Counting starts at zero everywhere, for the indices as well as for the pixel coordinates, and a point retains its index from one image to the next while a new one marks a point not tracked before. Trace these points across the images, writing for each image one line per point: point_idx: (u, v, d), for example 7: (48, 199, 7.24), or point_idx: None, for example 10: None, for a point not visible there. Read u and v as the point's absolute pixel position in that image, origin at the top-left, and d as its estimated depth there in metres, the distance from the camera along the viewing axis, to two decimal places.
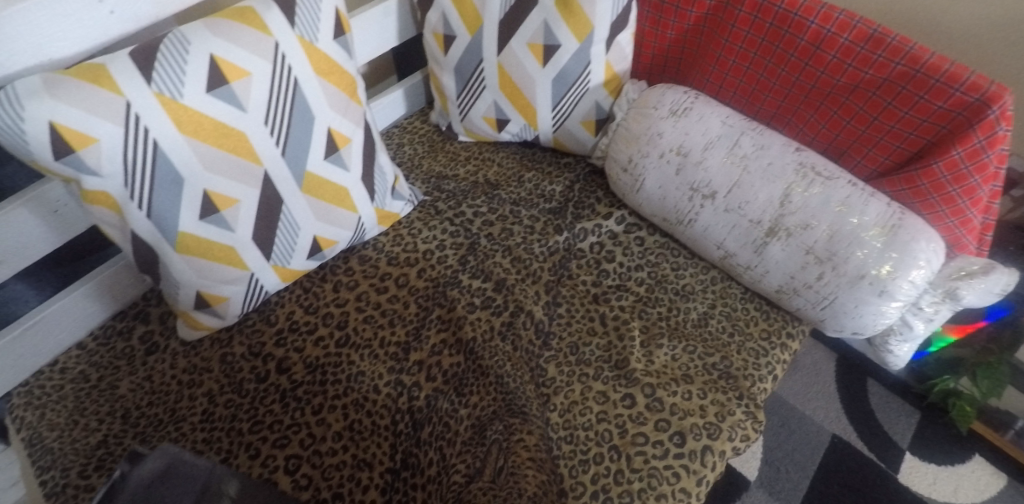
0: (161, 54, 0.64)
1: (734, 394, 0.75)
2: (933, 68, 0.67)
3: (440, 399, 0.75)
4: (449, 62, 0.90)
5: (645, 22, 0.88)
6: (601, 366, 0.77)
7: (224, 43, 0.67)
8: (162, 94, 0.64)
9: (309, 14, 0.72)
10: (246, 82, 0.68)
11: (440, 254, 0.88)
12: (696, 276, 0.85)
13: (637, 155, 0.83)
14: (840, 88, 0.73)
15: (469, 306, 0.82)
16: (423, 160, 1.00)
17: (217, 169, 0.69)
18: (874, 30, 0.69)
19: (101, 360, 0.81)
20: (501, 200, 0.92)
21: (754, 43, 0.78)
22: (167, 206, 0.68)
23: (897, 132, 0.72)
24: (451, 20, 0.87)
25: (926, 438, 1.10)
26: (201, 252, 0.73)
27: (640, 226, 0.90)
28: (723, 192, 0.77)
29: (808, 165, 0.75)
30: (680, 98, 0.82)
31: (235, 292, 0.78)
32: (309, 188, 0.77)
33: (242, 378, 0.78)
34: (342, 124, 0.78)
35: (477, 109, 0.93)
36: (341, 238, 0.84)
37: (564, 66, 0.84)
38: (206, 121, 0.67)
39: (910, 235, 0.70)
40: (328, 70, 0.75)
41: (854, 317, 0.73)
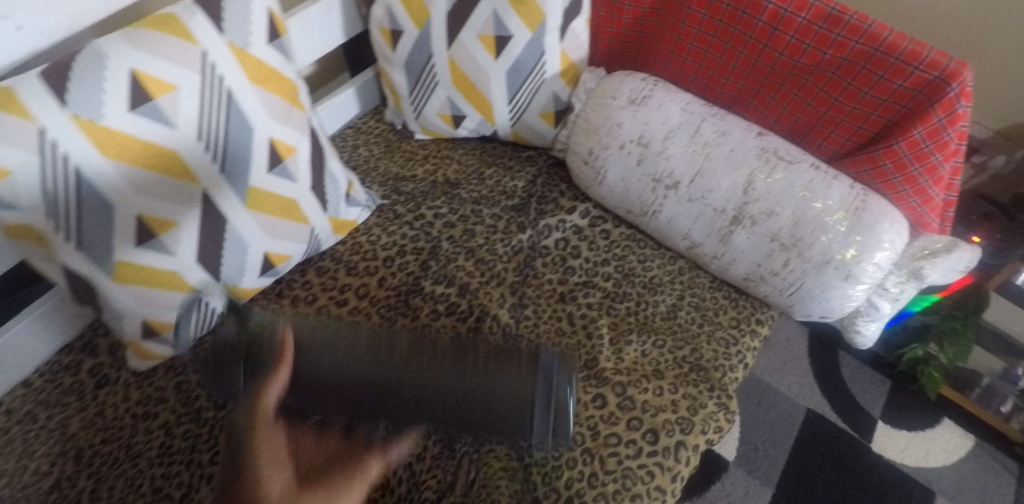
0: (75, 73, 0.60)
1: (706, 386, 0.74)
2: (893, 46, 0.65)
3: (408, 414, 0.74)
4: (397, 58, 0.86)
5: (600, 7, 0.84)
6: (571, 367, 0.76)
7: (145, 57, 0.62)
8: (79, 116, 0.60)
9: (239, 18, 0.68)
10: (173, 97, 0.64)
11: (401, 260, 0.85)
12: (663, 268, 0.84)
13: (597, 147, 0.80)
14: (800, 69, 0.71)
15: (432, 314, 0.80)
16: (379, 162, 0.95)
17: (149, 193, 0.65)
18: (832, 8, 0.67)
19: (48, 397, 0.78)
20: (462, 200, 0.89)
21: (711, 25, 0.75)
22: (98, 235, 0.64)
23: (858, 112, 0.70)
24: (396, 14, 0.82)
25: (896, 405, 1.12)
26: (142, 279, 0.69)
27: (605, 219, 0.88)
28: (686, 182, 0.75)
29: (770, 150, 0.73)
30: (638, 86, 0.79)
31: (185, 316, 0.75)
32: (255, 203, 0.73)
33: (199, 406, 0.76)
34: (285, 133, 0.74)
35: (431, 106, 0.89)
36: (295, 251, 0.80)
37: (517, 57, 0.80)
38: (132, 143, 0.62)
39: (874, 217, 0.69)
40: (265, 76, 0.70)
41: (821, 301, 0.73)
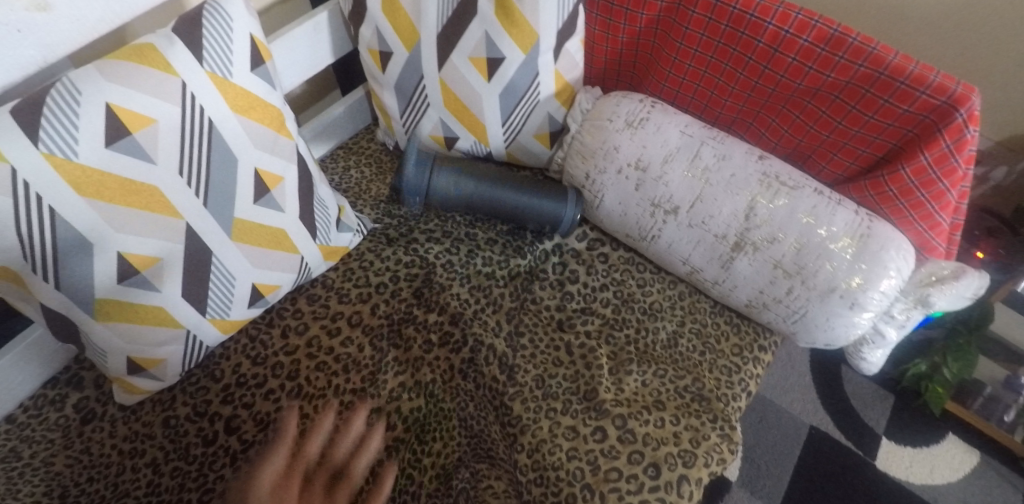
0: (48, 107, 0.57)
1: (709, 417, 0.71)
2: (898, 70, 0.62)
3: (401, 449, 0.71)
4: (388, 79, 0.84)
5: (594, 26, 0.82)
6: (569, 399, 0.73)
7: (122, 89, 0.60)
8: (53, 154, 0.57)
9: (219, 46, 0.65)
10: (152, 130, 0.62)
11: (393, 287, 0.82)
12: (663, 292, 0.82)
13: (594, 171, 0.78)
14: (802, 92, 0.69)
15: (426, 345, 0.78)
16: (372, 184, 0.94)
17: (129, 229, 0.63)
18: (835, 30, 0.64)
19: (33, 434, 0.73)
20: (456, 222, 0.88)
21: (710, 46, 0.73)
22: (78, 273, 0.62)
23: (862, 137, 0.69)
24: (385, 36, 0.79)
25: (900, 420, 1.09)
26: (125, 317, 0.66)
27: (603, 241, 0.86)
28: (686, 207, 0.73)
29: (772, 175, 0.71)
30: (635, 107, 0.77)
31: (172, 352, 0.72)
32: (240, 234, 0.71)
33: (188, 442, 0.72)
34: (271, 162, 0.72)
35: (423, 127, 0.86)
36: (284, 281, 0.78)
37: (510, 79, 0.78)
38: (110, 180, 0.60)
39: (881, 244, 0.67)
40: (248, 105, 0.68)
41: (826, 330, 0.70)
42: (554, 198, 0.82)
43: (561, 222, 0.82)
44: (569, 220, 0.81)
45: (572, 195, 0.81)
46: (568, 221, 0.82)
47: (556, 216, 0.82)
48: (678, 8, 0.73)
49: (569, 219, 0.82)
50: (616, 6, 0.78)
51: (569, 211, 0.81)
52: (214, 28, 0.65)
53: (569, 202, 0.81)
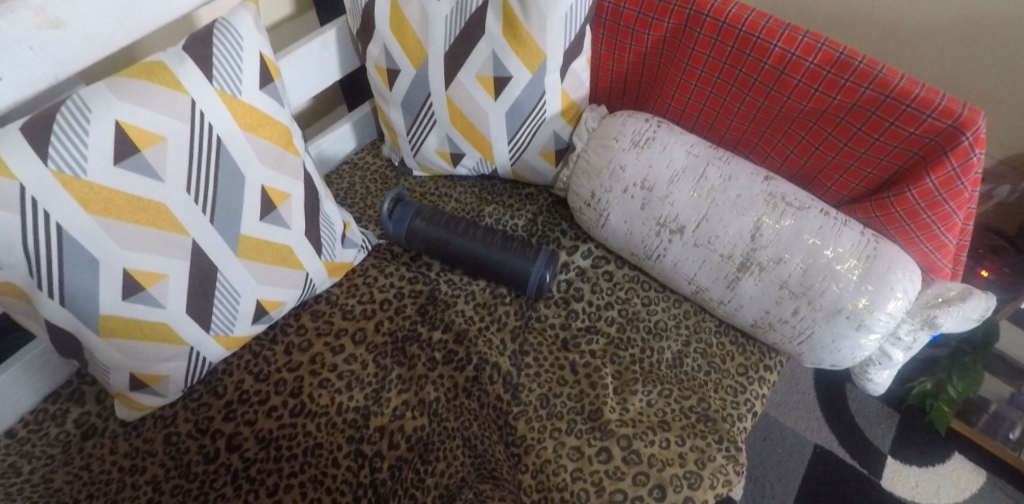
0: (57, 125, 0.57)
1: (714, 438, 0.70)
2: (904, 93, 0.63)
3: (404, 469, 0.71)
4: (395, 96, 0.84)
5: (601, 45, 0.82)
6: (573, 419, 0.72)
7: (131, 107, 0.60)
8: (61, 172, 0.57)
9: (229, 65, 0.65)
10: (160, 148, 0.62)
11: (398, 304, 0.83)
12: (668, 311, 0.81)
13: (599, 190, 0.78)
14: (807, 113, 0.70)
15: (430, 363, 0.78)
16: (376, 200, 0.93)
17: (135, 246, 0.63)
18: (840, 53, 0.65)
19: (33, 449, 0.72)
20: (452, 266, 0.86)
21: (716, 67, 0.74)
22: (83, 290, 0.62)
23: (868, 158, 0.69)
24: (393, 54, 0.80)
25: (905, 439, 1.09)
26: (129, 334, 0.66)
27: (608, 259, 0.85)
28: (692, 227, 0.73)
29: (778, 196, 0.71)
30: (641, 127, 0.78)
31: (175, 368, 0.71)
32: (246, 251, 0.71)
33: (189, 460, 0.71)
34: (278, 179, 0.72)
35: (429, 144, 0.87)
36: (289, 297, 0.78)
37: (517, 97, 0.78)
38: (118, 197, 0.61)
39: (886, 265, 0.67)
40: (256, 123, 0.68)
41: (832, 351, 0.70)
42: (522, 258, 0.80)
43: (528, 282, 0.80)
44: (537, 280, 0.79)
45: (540, 256, 0.80)
46: (536, 281, 0.79)
47: (523, 275, 0.80)
48: (685, 29, 0.74)
49: (536, 279, 0.79)
50: (622, 27, 0.79)
51: (536, 270, 0.79)
52: (224, 47, 0.65)
53: (535, 263, 0.79)
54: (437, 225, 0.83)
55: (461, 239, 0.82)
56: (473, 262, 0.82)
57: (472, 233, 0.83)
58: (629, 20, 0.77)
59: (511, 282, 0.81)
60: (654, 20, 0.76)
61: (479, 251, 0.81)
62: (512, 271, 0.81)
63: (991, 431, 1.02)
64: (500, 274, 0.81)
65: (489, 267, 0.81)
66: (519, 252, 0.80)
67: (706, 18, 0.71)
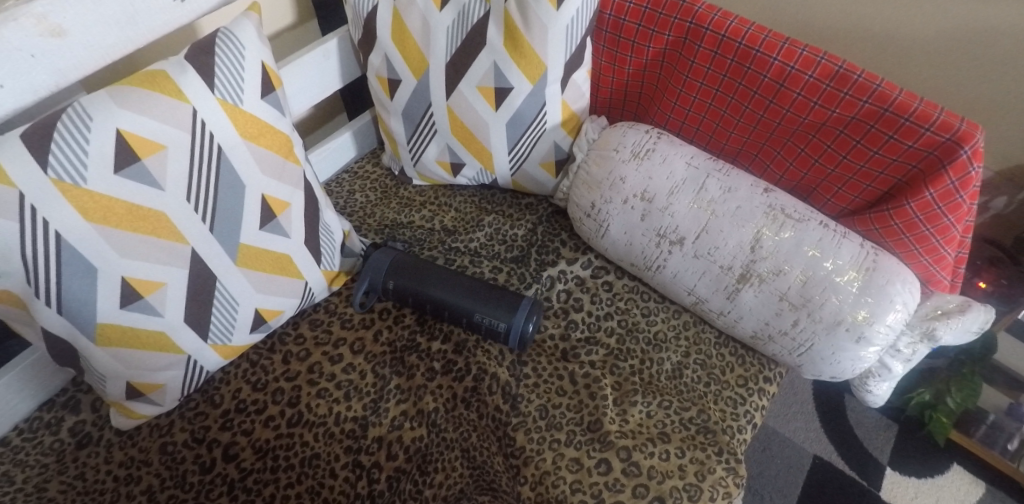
0: (58, 133, 0.57)
1: (714, 450, 0.70)
2: (902, 107, 0.63)
3: (402, 480, 0.70)
4: (395, 106, 0.84)
5: (601, 57, 0.83)
6: (572, 430, 0.72)
7: (132, 115, 0.60)
8: (61, 180, 0.57)
9: (230, 74, 0.65)
10: (161, 156, 0.62)
11: (397, 314, 0.83)
12: (667, 322, 0.81)
13: (600, 200, 0.78)
14: (806, 126, 0.70)
15: (429, 373, 0.77)
16: (375, 208, 0.93)
17: (135, 254, 0.63)
18: (839, 67, 0.65)
19: (27, 458, 0.72)
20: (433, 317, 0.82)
21: (715, 79, 0.74)
22: (81, 298, 0.61)
23: (867, 171, 0.69)
24: (394, 64, 0.80)
25: (904, 450, 1.08)
26: (126, 342, 0.66)
27: (608, 270, 0.85)
28: (692, 238, 0.73)
29: (778, 208, 0.72)
30: (642, 138, 0.78)
31: (172, 376, 0.71)
32: (245, 260, 0.70)
33: (185, 470, 0.70)
34: (278, 188, 0.72)
35: (429, 154, 0.87)
36: (287, 306, 0.77)
37: (517, 108, 0.79)
38: (118, 205, 0.60)
39: (886, 278, 0.67)
40: (258, 132, 0.68)
41: (832, 363, 0.70)
42: (503, 312, 0.76)
43: (509, 337, 0.76)
44: (517, 333, 0.75)
45: (521, 309, 0.76)
46: (517, 334, 0.75)
47: (502, 330, 0.76)
48: (685, 42, 0.74)
49: (516, 333, 0.75)
50: (623, 39, 0.79)
51: (514, 325, 0.75)
52: (226, 56, 0.65)
53: (513, 317, 0.75)
54: (414, 275, 0.80)
55: (438, 291, 0.78)
56: (455, 319, 0.79)
57: (451, 285, 0.79)
58: (629, 33, 0.78)
59: (493, 337, 0.77)
60: (655, 33, 0.76)
61: (458, 303, 0.77)
62: (491, 326, 0.76)
63: (988, 441, 1.02)
64: (482, 332, 0.77)
65: (471, 327, 0.78)
66: (494, 309, 0.76)
67: (706, 31, 0.72)
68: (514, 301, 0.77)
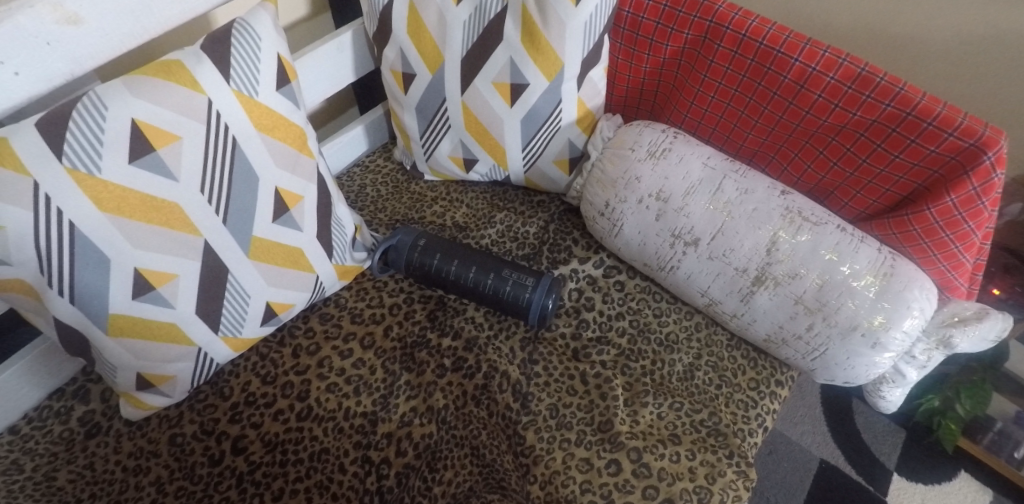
0: (73, 122, 0.57)
1: (724, 453, 0.70)
2: (926, 111, 0.62)
3: (412, 476, 0.70)
4: (409, 101, 0.84)
5: (618, 54, 0.82)
6: (583, 430, 0.72)
7: (147, 105, 0.60)
8: (76, 169, 0.57)
9: (246, 65, 0.65)
10: (176, 147, 0.62)
11: (407, 309, 0.82)
12: (679, 323, 0.81)
13: (614, 200, 0.77)
14: (826, 128, 0.69)
15: (439, 370, 0.77)
16: (386, 203, 0.93)
17: (148, 245, 0.62)
18: (862, 69, 0.65)
19: (36, 446, 0.71)
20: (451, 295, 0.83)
21: (734, 79, 0.74)
22: (94, 288, 0.61)
23: (887, 176, 0.68)
24: (410, 58, 0.80)
25: (911, 456, 1.08)
26: (137, 333, 0.65)
27: (620, 269, 0.85)
28: (706, 239, 0.73)
29: (795, 210, 0.71)
30: (658, 137, 0.77)
31: (182, 368, 0.71)
32: (257, 252, 0.70)
33: (194, 461, 0.70)
34: (292, 181, 0.71)
35: (442, 149, 0.87)
36: (298, 299, 0.77)
37: (533, 105, 0.78)
38: (131, 196, 0.60)
39: (903, 284, 0.66)
40: (272, 124, 0.68)
41: (846, 368, 0.70)
42: (524, 285, 0.77)
43: (529, 311, 0.77)
44: (538, 307, 0.76)
45: (540, 284, 0.77)
46: (538, 309, 0.76)
47: (523, 305, 0.77)
48: (704, 41, 0.74)
49: (537, 307, 0.76)
50: (641, 37, 0.78)
51: (536, 299, 0.76)
52: (242, 47, 0.65)
53: (534, 292, 0.76)
54: (433, 252, 0.80)
55: (458, 267, 0.79)
56: (475, 296, 0.80)
57: (469, 261, 0.79)
58: (647, 31, 0.77)
59: (512, 312, 0.78)
60: (674, 31, 0.75)
61: (479, 279, 0.78)
62: (511, 301, 0.77)
63: (996, 448, 1.01)
64: (502, 306, 0.78)
65: (491, 302, 0.79)
66: (515, 284, 0.77)
67: (726, 30, 0.71)
68: (534, 277, 0.78)
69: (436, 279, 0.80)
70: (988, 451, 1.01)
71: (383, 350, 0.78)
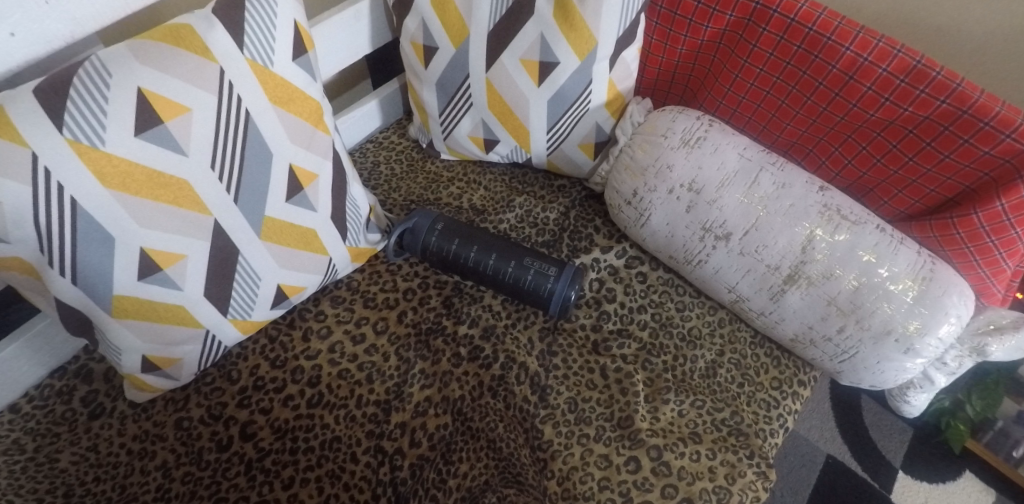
0: (75, 89, 0.53)
1: (745, 453, 0.68)
2: (983, 110, 0.59)
3: (426, 468, 0.68)
4: (430, 76, 0.79)
5: (652, 34, 0.78)
6: (602, 425, 0.70)
7: (155, 73, 0.55)
8: (77, 141, 0.53)
9: (261, 33, 0.60)
10: (185, 119, 0.57)
11: (422, 294, 0.79)
12: (702, 318, 0.79)
13: (643, 189, 0.74)
14: (873, 123, 0.66)
15: (455, 359, 0.74)
16: (401, 183, 0.89)
17: (155, 224, 0.59)
18: (918, 61, 0.61)
19: (38, 426, 0.69)
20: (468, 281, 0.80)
21: (777, 66, 0.70)
22: (97, 268, 0.57)
23: (933, 176, 0.66)
24: (432, 30, 0.75)
25: (918, 455, 1.06)
26: (143, 315, 0.62)
27: (642, 260, 0.82)
28: (739, 234, 0.70)
29: (833, 207, 0.68)
30: (692, 125, 0.74)
31: (189, 351, 0.68)
32: (269, 233, 0.67)
33: (201, 446, 0.68)
34: (307, 159, 0.67)
35: (462, 128, 0.83)
36: (310, 282, 0.74)
37: (562, 85, 0.74)
38: (137, 171, 0.56)
39: (942, 289, 0.63)
40: (288, 97, 0.64)
41: (875, 372, 0.67)
42: (546, 274, 0.74)
43: (551, 301, 0.74)
44: (560, 298, 0.73)
45: (563, 274, 0.74)
46: (560, 300, 0.74)
47: (544, 295, 0.74)
48: (748, 24, 0.70)
49: (559, 298, 0.74)
50: (679, 16, 0.75)
51: (558, 289, 0.73)
52: (257, 12, 0.60)
53: (557, 282, 0.74)
54: (452, 236, 0.77)
55: (478, 252, 0.76)
56: (494, 284, 0.77)
57: (490, 246, 0.76)
58: (687, 10, 0.73)
59: (533, 302, 0.76)
60: (715, 12, 0.72)
61: (499, 266, 0.75)
62: (532, 290, 0.75)
63: (997, 446, 1.00)
64: (521, 296, 0.76)
65: (510, 291, 0.76)
66: (537, 273, 0.74)
67: (773, 13, 0.67)
68: (556, 266, 0.75)
69: (454, 265, 0.77)
70: (989, 449, 1.01)
71: (397, 337, 0.76)
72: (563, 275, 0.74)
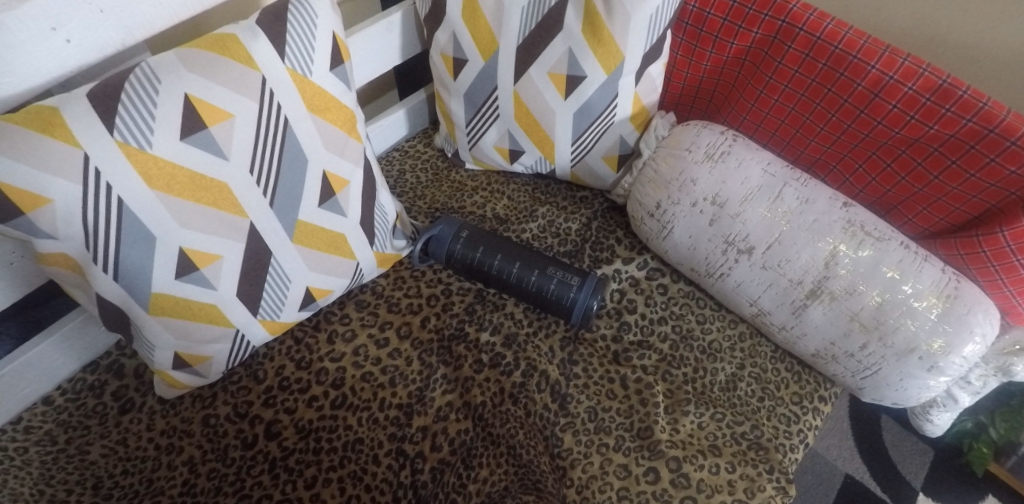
0: (126, 95, 0.55)
1: (765, 468, 0.67)
2: (1010, 129, 0.59)
3: (446, 472, 0.68)
4: (458, 87, 0.81)
5: (678, 50, 0.80)
6: (622, 435, 0.70)
7: (202, 81, 0.58)
8: (127, 144, 0.55)
9: (302, 43, 0.63)
10: (227, 125, 0.60)
11: (446, 300, 0.81)
12: (723, 331, 0.79)
13: (666, 201, 0.75)
14: (898, 140, 0.67)
15: (476, 365, 0.75)
16: (426, 191, 0.91)
17: (194, 225, 0.61)
18: (944, 80, 0.62)
19: (70, 419, 0.71)
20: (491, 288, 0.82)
21: (802, 83, 0.72)
22: (139, 266, 0.59)
23: (959, 194, 0.66)
24: (462, 42, 0.77)
25: (939, 477, 1.04)
26: (178, 313, 0.64)
27: (663, 272, 0.83)
28: (762, 248, 0.70)
29: (857, 223, 0.68)
30: (716, 140, 0.75)
31: (219, 350, 0.69)
32: (301, 237, 0.68)
33: (227, 444, 0.69)
34: (340, 165, 0.69)
35: (488, 138, 0.85)
36: (337, 286, 0.76)
37: (588, 98, 0.75)
38: (181, 174, 0.58)
39: (967, 307, 0.63)
40: (324, 105, 0.66)
41: (898, 389, 0.67)
42: (570, 284, 0.75)
43: (573, 311, 0.75)
44: (583, 307, 0.74)
45: (586, 284, 0.75)
46: (582, 310, 0.74)
47: (567, 304, 0.75)
48: (773, 41, 0.71)
49: (581, 308, 0.74)
50: (705, 33, 0.76)
51: (580, 299, 0.74)
52: (298, 24, 0.62)
53: (579, 292, 0.74)
54: (477, 245, 0.79)
55: (502, 261, 0.77)
56: (518, 292, 0.78)
57: (514, 254, 0.78)
58: (712, 27, 0.75)
59: (556, 312, 0.76)
60: (741, 29, 0.73)
61: (523, 274, 0.76)
62: (555, 299, 0.76)
63: (1020, 471, 0.97)
64: (544, 306, 0.77)
65: (533, 300, 0.77)
66: (560, 283, 0.75)
67: (799, 31, 0.69)
68: (579, 277, 0.76)
69: (478, 272, 0.79)
70: (1012, 473, 0.98)
71: (420, 341, 0.77)
72: (585, 285, 0.75)
